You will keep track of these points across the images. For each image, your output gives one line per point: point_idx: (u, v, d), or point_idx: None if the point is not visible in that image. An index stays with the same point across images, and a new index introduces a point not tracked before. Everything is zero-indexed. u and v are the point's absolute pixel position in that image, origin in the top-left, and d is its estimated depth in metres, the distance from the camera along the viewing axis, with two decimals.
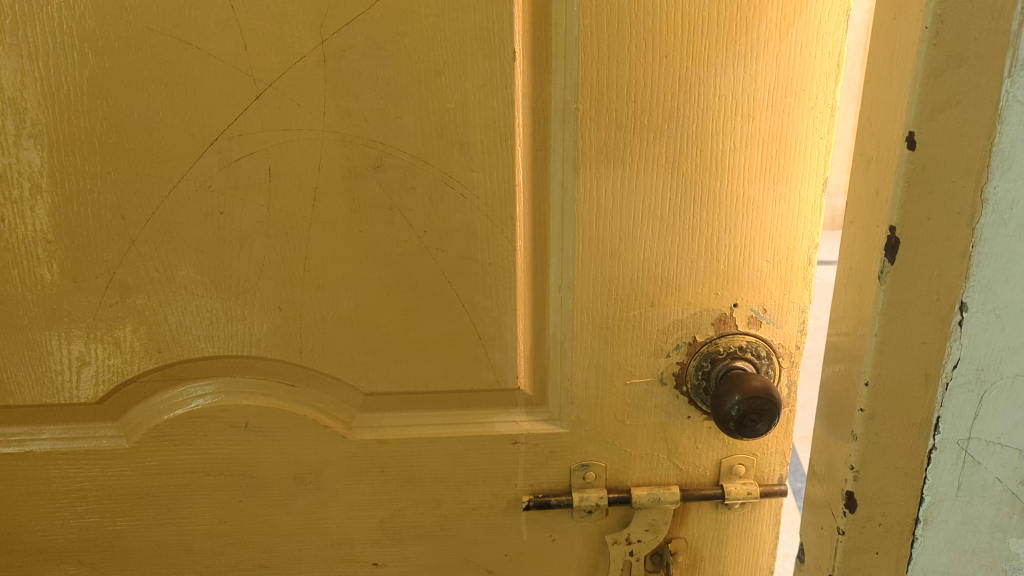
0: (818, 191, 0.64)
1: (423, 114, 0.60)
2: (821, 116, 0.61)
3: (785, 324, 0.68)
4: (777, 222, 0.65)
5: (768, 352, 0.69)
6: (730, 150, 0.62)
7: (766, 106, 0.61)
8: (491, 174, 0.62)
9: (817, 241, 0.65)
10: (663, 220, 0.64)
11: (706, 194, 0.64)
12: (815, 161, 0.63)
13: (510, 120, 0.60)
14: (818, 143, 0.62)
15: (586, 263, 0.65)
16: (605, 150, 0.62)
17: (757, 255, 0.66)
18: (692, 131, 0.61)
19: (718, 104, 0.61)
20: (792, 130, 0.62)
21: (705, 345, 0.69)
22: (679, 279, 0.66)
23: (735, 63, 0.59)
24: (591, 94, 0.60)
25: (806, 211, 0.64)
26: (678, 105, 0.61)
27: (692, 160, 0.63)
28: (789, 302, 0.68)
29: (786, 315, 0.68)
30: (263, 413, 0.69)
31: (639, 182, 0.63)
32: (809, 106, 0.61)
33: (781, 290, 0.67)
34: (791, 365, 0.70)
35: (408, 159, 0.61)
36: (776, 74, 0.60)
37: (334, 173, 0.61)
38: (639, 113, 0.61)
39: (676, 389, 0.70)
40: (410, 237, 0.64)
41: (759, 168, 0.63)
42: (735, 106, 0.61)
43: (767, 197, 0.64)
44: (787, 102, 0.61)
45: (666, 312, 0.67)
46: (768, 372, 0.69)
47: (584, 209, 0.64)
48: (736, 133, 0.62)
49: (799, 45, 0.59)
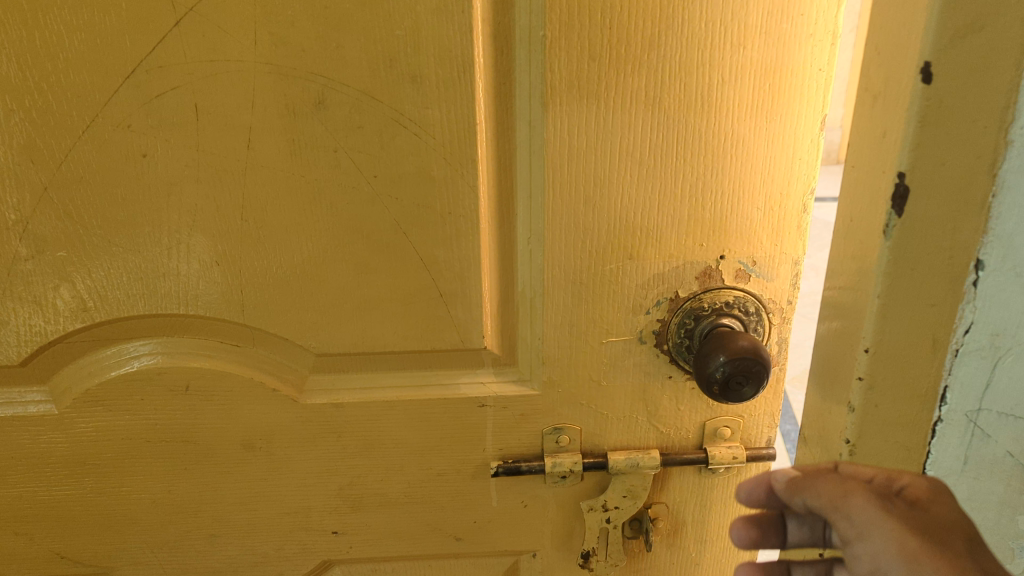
0: (814, 129, 0.57)
1: (368, 43, 0.52)
2: (819, 43, 0.54)
3: (776, 277, 0.62)
4: (769, 165, 0.58)
5: (757, 308, 0.63)
6: (718, 84, 0.55)
7: (759, 32, 0.54)
8: (449, 111, 0.55)
9: (813, 185, 0.59)
10: (642, 164, 0.58)
11: (691, 134, 0.57)
12: (813, 96, 0.56)
13: (468, 50, 0.53)
14: (817, 76, 0.55)
15: (557, 212, 0.59)
16: (577, 84, 0.55)
17: (747, 201, 0.59)
18: (676, 63, 0.55)
19: (705, 30, 0.54)
20: (787, 60, 0.55)
21: (688, 301, 0.63)
22: (660, 228, 0.60)
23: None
24: (560, 20, 0.53)
25: (802, 152, 0.58)
26: (661, 33, 0.53)
27: (677, 95, 0.56)
28: (781, 253, 0.61)
29: (777, 267, 0.62)
30: (205, 376, 0.63)
31: (615, 121, 0.56)
32: (807, 33, 0.54)
33: (773, 241, 0.61)
34: (782, 322, 0.64)
35: (353, 94, 0.54)
36: None
37: (270, 111, 0.54)
38: (616, 41, 0.54)
39: (656, 348, 0.65)
40: (360, 183, 0.57)
41: (751, 104, 0.56)
42: (723, 33, 0.54)
43: (757, 137, 0.57)
44: (782, 28, 0.54)
45: (645, 265, 0.61)
46: (757, 330, 0.63)
47: (555, 151, 0.57)
48: (724, 64, 0.55)
49: None
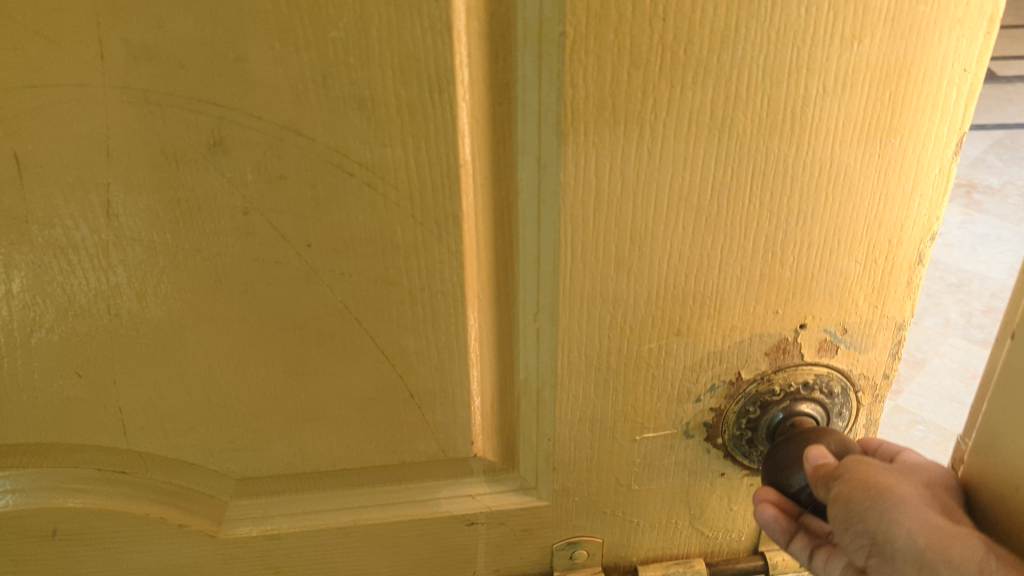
0: (946, 154, 0.40)
1: (287, 52, 0.33)
2: (970, 33, 0.36)
3: (871, 347, 0.46)
4: (877, 204, 0.41)
5: (843, 387, 0.47)
6: (817, 96, 0.37)
7: (885, 20, 0.35)
8: (417, 150, 0.36)
9: (936, 228, 0.42)
10: (701, 210, 0.40)
11: (773, 167, 0.39)
12: (950, 107, 0.38)
13: (445, 58, 0.34)
14: (960, 81, 0.38)
15: (577, 281, 0.41)
16: (612, 104, 0.36)
17: (843, 253, 0.42)
18: (758, 67, 0.36)
19: (808, 17, 0.35)
20: (920, 59, 0.37)
21: (754, 384, 0.46)
22: (722, 293, 0.42)
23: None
24: (589, 6, 0.33)
25: (926, 185, 0.40)
26: (742, 22, 0.35)
27: (758, 113, 0.37)
28: (882, 318, 0.45)
29: (874, 335, 0.45)
30: (77, 517, 0.45)
31: (665, 153, 0.38)
32: (955, 19, 0.36)
33: (872, 302, 0.44)
34: (874, 401, 0.48)
35: (269, 131, 0.35)
36: None
37: (137, 160, 0.35)
38: (673, 40, 0.35)
39: (707, 441, 0.48)
40: (287, 256, 0.38)
41: (861, 123, 0.38)
42: (833, 20, 0.35)
43: (865, 169, 0.40)
44: (919, 10, 0.35)
45: (698, 341, 0.44)
46: (839, 413, 0.48)
47: (575, 200, 0.39)
48: (829, 66, 0.36)
49: None
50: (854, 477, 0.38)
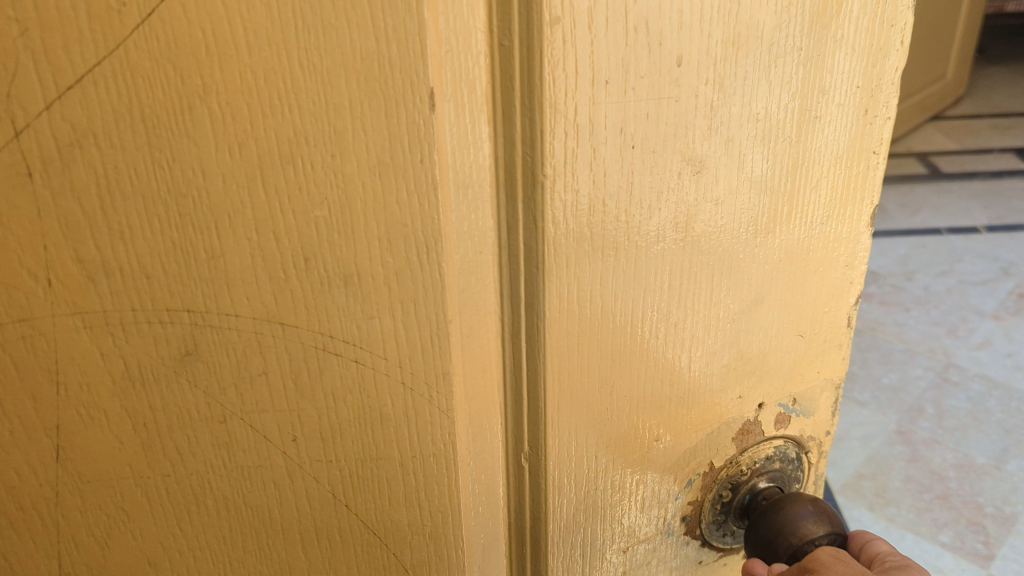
0: (860, 226, 0.43)
1: (266, 239, 0.30)
2: (875, 119, 0.40)
3: (814, 410, 0.48)
4: (811, 281, 0.44)
5: (797, 452, 0.49)
6: (764, 196, 0.39)
7: (809, 119, 0.38)
8: (405, 315, 0.33)
9: (856, 291, 0.46)
10: (672, 317, 0.40)
11: (730, 268, 0.41)
12: (862, 186, 0.42)
13: (431, 219, 0.32)
14: (866, 160, 0.41)
15: (564, 411, 0.40)
16: (591, 234, 0.36)
17: (790, 331, 0.44)
18: (715, 177, 0.38)
19: (752, 127, 0.37)
20: (837, 147, 0.40)
21: (725, 469, 0.47)
22: (694, 392, 0.43)
23: (775, 60, 0.36)
24: (563, 141, 0.33)
25: (845, 256, 0.44)
26: (700, 140, 0.36)
27: (716, 220, 0.39)
28: (821, 380, 0.48)
29: (818, 398, 0.48)
30: None
31: (640, 272, 0.38)
32: (860, 109, 0.40)
33: (813, 369, 0.47)
34: (821, 457, 0.51)
35: (248, 328, 0.31)
36: (827, 68, 0.37)
37: (95, 394, 0.30)
38: (644, 166, 0.35)
39: (686, 534, 0.48)
40: (270, 457, 0.34)
41: (796, 215, 0.41)
42: (772, 126, 0.38)
43: (800, 252, 0.42)
44: (835, 106, 0.39)
45: (676, 441, 0.44)
46: (796, 477, 0.50)
47: (561, 332, 0.38)
48: (770, 167, 0.39)
49: (854, 22, 0.37)
50: (811, 564, 0.42)
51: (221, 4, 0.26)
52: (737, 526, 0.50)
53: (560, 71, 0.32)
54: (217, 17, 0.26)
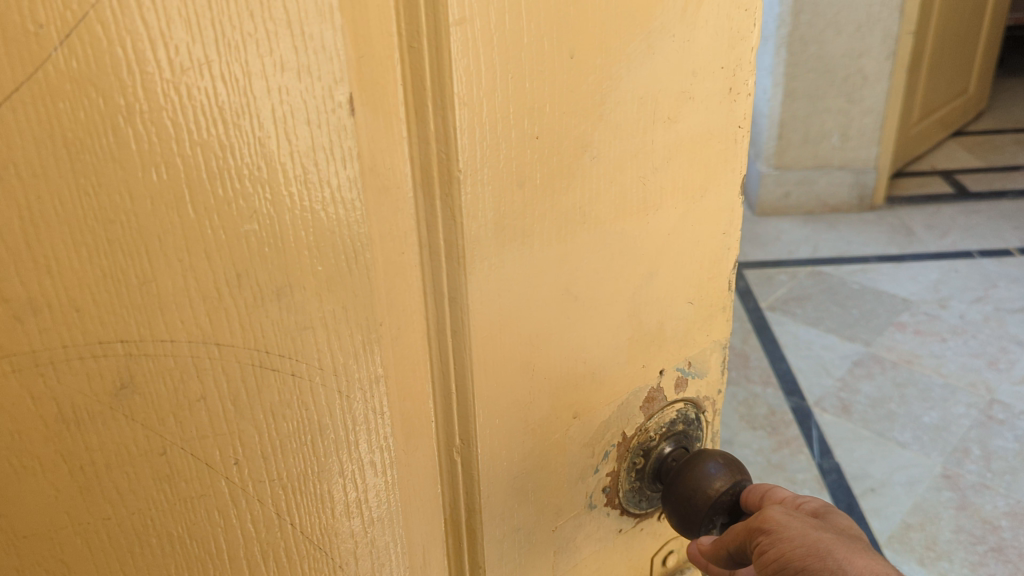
0: (732, 195, 0.47)
1: (198, 257, 0.29)
2: (738, 96, 0.44)
3: (706, 371, 0.52)
4: (694, 250, 0.47)
5: (697, 413, 0.53)
6: (651, 174, 0.42)
7: (684, 98, 0.41)
8: (338, 322, 0.33)
9: (733, 255, 0.49)
10: (580, 298, 0.42)
11: (626, 244, 0.43)
12: (734, 159, 0.46)
13: (356, 221, 0.32)
14: (733, 134, 0.45)
15: (491, 400, 0.41)
16: (506, 226, 0.37)
17: (680, 298, 0.48)
18: (610, 160, 0.40)
19: (639, 110, 0.40)
20: (709, 124, 0.43)
21: (636, 438, 0.50)
22: (605, 367, 0.45)
23: (652, 47, 0.38)
24: (474, 137, 0.34)
25: (722, 223, 0.48)
26: (594, 128, 0.38)
27: (612, 201, 0.41)
28: (709, 342, 0.51)
29: (710, 359, 0.52)
30: None
31: (549, 257, 0.40)
32: (726, 87, 0.43)
33: (703, 332, 0.50)
34: (716, 415, 0.55)
35: (183, 352, 0.30)
36: (697, 50, 0.40)
37: (25, 441, 0.28)
38: (545, 155, 0.37)
39: (607, 505, 0.51)
40: (211, 483, 0.32)
41: (678, 189, 0.44)
42: (655, 109, 0.40)
43: (683, 223, 0.45)
44: (705, 87, 0.42)
45: (592, 417, 0.46)
46: (698, 436, 0.54)
47: (484, 324, 0.39)
48: (656, 148, 0.42)
49: (715, 7, 0.40)
50: (766, 525, 0.44)
51: (141, 24, 0.25)
52: (652, 491, 0.52)
53: (467, 68, 0.33)
54: (137, 35, 0.25)
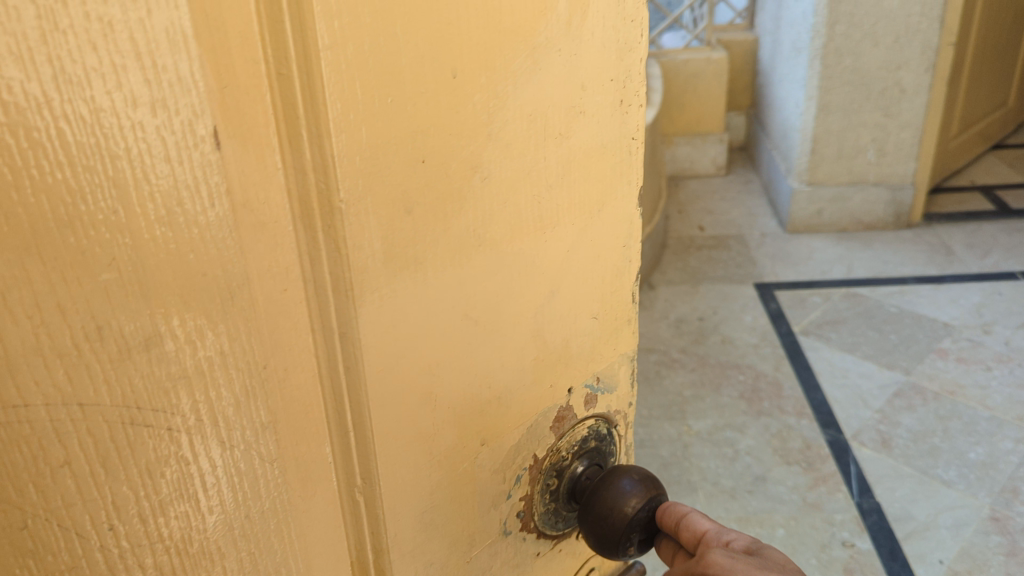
0: (631, 208, 0.48)
1: (51, 314, 0.26)
2: (629, 108, 0.44)
3: (615, 383, 0.53)
4: (596, 267, 0.47)
5: (608, 427, 0.54)
6: (545, 193, 0.42)
7: (575, 113, 0.41)
8: (216, 370, 0.31)
9: (634, 270, 0.50)
10: (481, 322, 0.41)
11: (527, 264, 0.42)
12: (629, 171, 0.46)
13: (228, 262, 0.30)
14: (625, 146, 0.45)
15: (393, 433, 0.39)
16: (396, 253, 0.36)
17: (584, 316, 0.48)
18: (501, 180, 0.39)
19: (525, 129, 0.39)
20: (602, 137, 0.43)
21: (549, 458, 0.50)
22: (512, 391, 0.45)
23: (538, 63, 0.38)
24: (353, 164, 0.33)
25: (621, 236, 0.48)
26: (483, 146, 0.37)
27: (507, 220, 0.40)
28: (616, 355, 0.52)
29: (619, 373, 0.53)
30: None
31: (446, 284, 0.38)
32: (617, 99, 0.43)
33: (609, 347, 0.51)
34: (626, 426, 0.56)
35: (39, 415, 0.27)
36: (585, 65, 0.40)
37: None
38: (432, 180, 0.36)
39: (522, 530, 0.50)
40: (82, 556, 0.30)
41: (575, 206, 0.44)
42: (543, 127, 0.40)
43: (582, 239, 0.45)
44: (596, 100, 0.42)
45: (501, 442, 0.45)
46: (611, 450, 0.55)
47: (377, 357, 0.37)
48: (548, 164, 0.41)
49: (600, 18, 0.40)
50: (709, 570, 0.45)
51: None
52: (567, 510, 0.53)
53: (341, 91, 0.31)
54: None
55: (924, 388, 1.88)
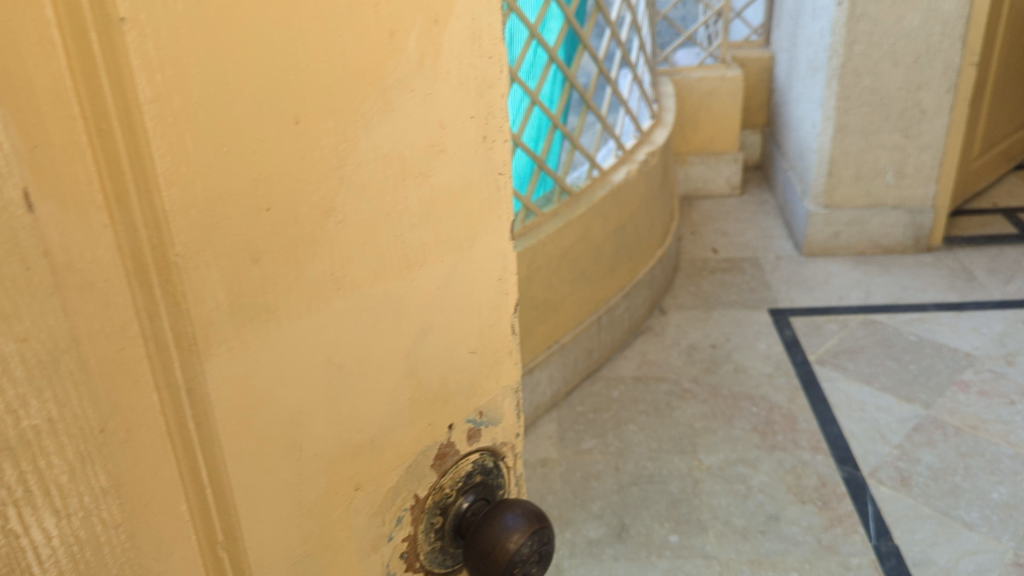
0: (502, 244, 0.47)
1: None
2: (493, 144, 0.44)
3: (499, 416, 0.53)
4: (472, 303, 0.47)
5: (494, 461, 0.54)
6: (409, 232, 0.41)
7: (434, 151, 0.40)
8: (45, 442, 0.29)
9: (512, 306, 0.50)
10: (347, 367, 0.40)
11: (394, 306, 0.41)
12: (498, 206, 0.46)
13: (53, 325, 0.28)
14: (492, 185, 0.45)
15: (253, 488, 0.37)
16: (245, 301, 0.34)
17: (461, 352, 0.47)
18: (357, 223, 0.38)
19: (382, 169, 0.38)
20: (467, 172, 0.43)
21: (432, 496, 0.49)
22: (384, 434, 0.43)
23: (391, 104, 0.37)
24: (190, 219, 0.31)
25: (496, 271, 0.48)
26: (335, 192, 0.36)
27: (368, 261, 0.39)
28: (498, 390, 0.52)
29: (501, 406, 0.53)
30: None
31: (305, 330, 0.37)
32: (479, 138, 0.43)
33: (490, 381, 0.51)
34: (513, 457, 0.56)
35: None
36: (441, 104, 0.40)
37: None
38: (283, 227, 0.34)
39: (409, 571, 0.50)
40: None
41: (442, 242, 0.43)
42: (402, 166, 0.39)
43: (453, 275, 0.45)
44: (456, 139, 0.42)
45: (377, 485, 0.44)
46: (498, 484, 0.55)
47: (230, 410, 0.35)
48: (410, 204, 0.40)
49: (453, 57, 0.40)
50: None
51: None
52: (455, 547, 0.53)
53: (169, 146, 0.30)
54: None
55: (946, 423, 1.82)
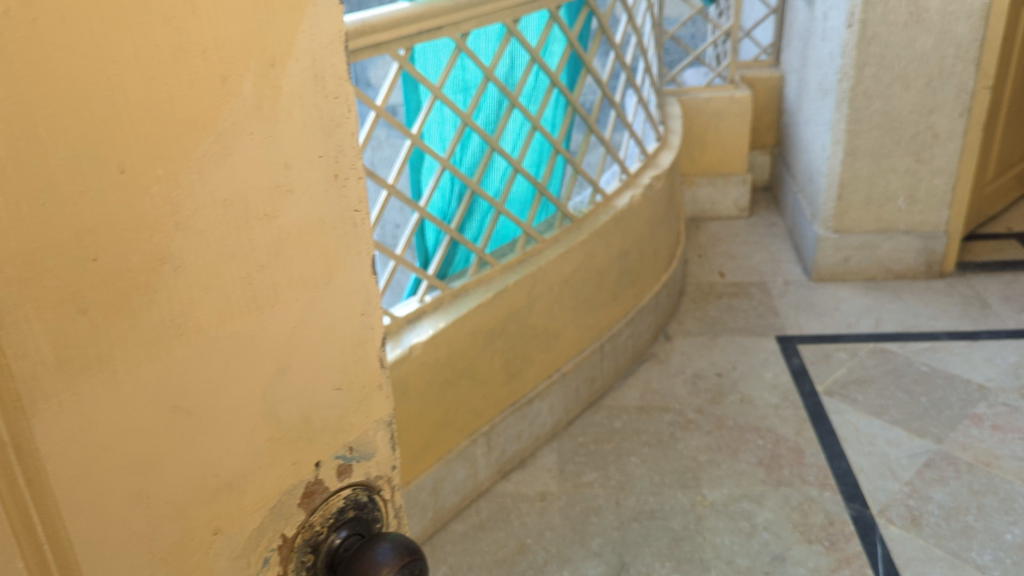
0: (363, 275, 0.45)
1: None
2: (347, 183, 0.42)
3: (376, 450, 0.49)
4: (342, 334, 0.44)
5: (369, 494, 0.50)
6: (258, 271, 0.39)
7: (280, 187, 0.39)
8: None
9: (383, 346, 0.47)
10: (193, 412, 0.38)
11: (243, 347, 0.39)
12: (357, 245, 0.43)
13: None
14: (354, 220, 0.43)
15: (87, 551, 0.35)
16: (69, 352, 0.32)
17: (325, 388, 0.44)
18: (195, 261, 0.36)
19: (215, 207, 0.36)
20: (326, 214, 0.41)
21: (300, 535, 0.46)
22: (243, 476, 0.41)
23: (228, 149, 0.36)
24: (4, 274, 0.30)
25: (359, 307, 0.45)
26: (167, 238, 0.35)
27: (209, 306, 0.37)
28: (371, 426, 0.48)
29: (376, 438, 0.49)
30: None
31: (140, 373, 0.35)
32: (330, 171, 0.41)
33: (362, 414, 0.47)
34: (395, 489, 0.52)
35: None
36: (281, 131, 0.38)
37: None
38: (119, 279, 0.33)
39: None
40: None
41: (299, 283, 0.41)
42: (245, 198, 0.37)
43: (312, 310, 0.42)
44: (305, 180, 0.40)
45: (235, 529, 0.42)
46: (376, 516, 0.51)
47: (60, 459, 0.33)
48: (255, 245, 0.39)
49: (298, 91, 0.38)
50: None
51: None
52: None
53: None
54: None
55: (957, 459, 1.76)
